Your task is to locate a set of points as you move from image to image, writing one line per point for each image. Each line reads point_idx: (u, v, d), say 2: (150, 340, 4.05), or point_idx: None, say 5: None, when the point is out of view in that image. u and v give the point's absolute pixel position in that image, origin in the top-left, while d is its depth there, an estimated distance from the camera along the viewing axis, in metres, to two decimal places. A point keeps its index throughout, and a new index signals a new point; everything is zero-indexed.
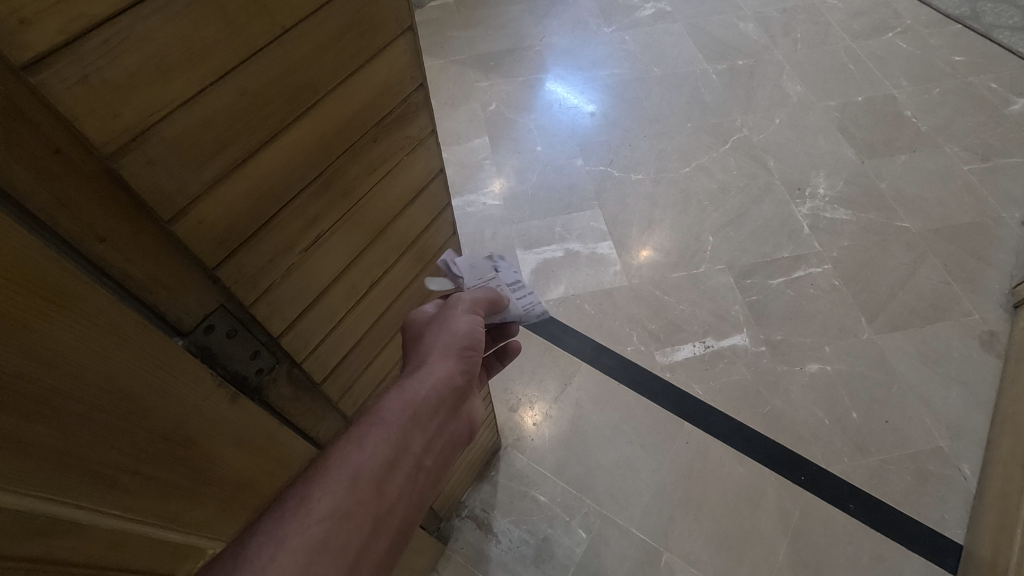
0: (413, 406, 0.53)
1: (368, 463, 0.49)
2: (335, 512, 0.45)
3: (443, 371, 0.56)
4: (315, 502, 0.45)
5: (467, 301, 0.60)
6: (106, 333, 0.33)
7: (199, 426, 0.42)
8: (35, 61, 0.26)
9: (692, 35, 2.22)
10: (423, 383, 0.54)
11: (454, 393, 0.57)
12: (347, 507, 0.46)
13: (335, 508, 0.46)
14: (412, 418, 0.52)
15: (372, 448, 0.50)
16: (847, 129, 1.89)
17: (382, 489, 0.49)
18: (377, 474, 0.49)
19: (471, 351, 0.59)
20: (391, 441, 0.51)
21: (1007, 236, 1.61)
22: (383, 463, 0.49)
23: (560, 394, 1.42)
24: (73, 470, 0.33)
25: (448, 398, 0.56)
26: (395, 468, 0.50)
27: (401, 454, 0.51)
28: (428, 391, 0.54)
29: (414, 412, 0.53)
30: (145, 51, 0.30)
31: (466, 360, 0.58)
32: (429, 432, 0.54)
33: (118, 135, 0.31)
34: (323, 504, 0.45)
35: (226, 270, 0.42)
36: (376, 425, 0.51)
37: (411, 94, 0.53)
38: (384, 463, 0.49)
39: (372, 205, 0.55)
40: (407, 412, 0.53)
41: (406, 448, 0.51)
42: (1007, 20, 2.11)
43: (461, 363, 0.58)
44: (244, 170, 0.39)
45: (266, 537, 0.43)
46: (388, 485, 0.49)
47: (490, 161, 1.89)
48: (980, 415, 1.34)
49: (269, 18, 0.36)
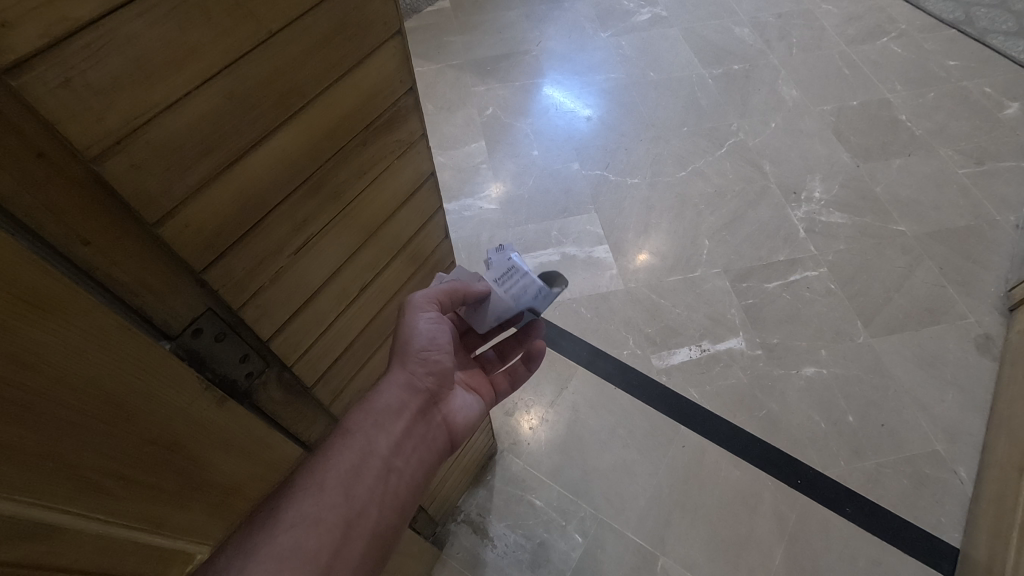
0: (374, 418, 0.61)
1: (335, 470, 0.57)
2: (310, 516, 0.54)
3: (399, 384, 0.63)
4: (289, 512, 0.53)
5: (421, 300, 0.63)
6: (90, 336, 0.33)
7: (186, 430, 0.42)
8: (16, 63, 0.26)
9: (688, 40, 2.23)
10: (383, 396, 0.62)
11: (411, 405, 0.64)
12: (319, 513, 0.54)
13: (308, 513, 0.54)
14: (373, 426, 0.61)
15: (339, 457, 0.58)
16: (842, 133, 1.90)
17: (350, 493, 0.57)
18: (345, 480, 0.58)
19: (425, 363, 0.65)
20: (356, 449, 0.59)
21: (1002, 239, 1.61)
22: (350, 468, 0.58)
23: (556, 398, 1.42)
24: (57, 474, 0.32)
25: (409, 407, 0.64)
26: (361, 474, 0.59)
27: (367, 459, 0.59)
28: (387, 402, 0.62)
29: (376, 423, 0.61)
30: (127, 55, 0.30)
31: (424, 371, 0.65)
32: (393, 439, 0.62)
33: (102, 137, 0.31)
34: (298, 509, 0.54)
35: (214, 274, 0.42)
36: (342, 435, 0.60)
37: (401, 98, 0.53)
38: (351, 468, 0.58)
39: (362, 209, 0.55)
40: (370, 424, 0.60)
41: (370, 454, 0.60)
42: (1002, 25, 2.12)
43: (419, 374, 0.65)
44: (230, 173, 0.39)
45: (247, 547, 0.50)
46: (357, 489, 0.58)
47: (487, 166, 1.89)
48: (976, 418, 1.34)
49: (255, 21, 0.36)
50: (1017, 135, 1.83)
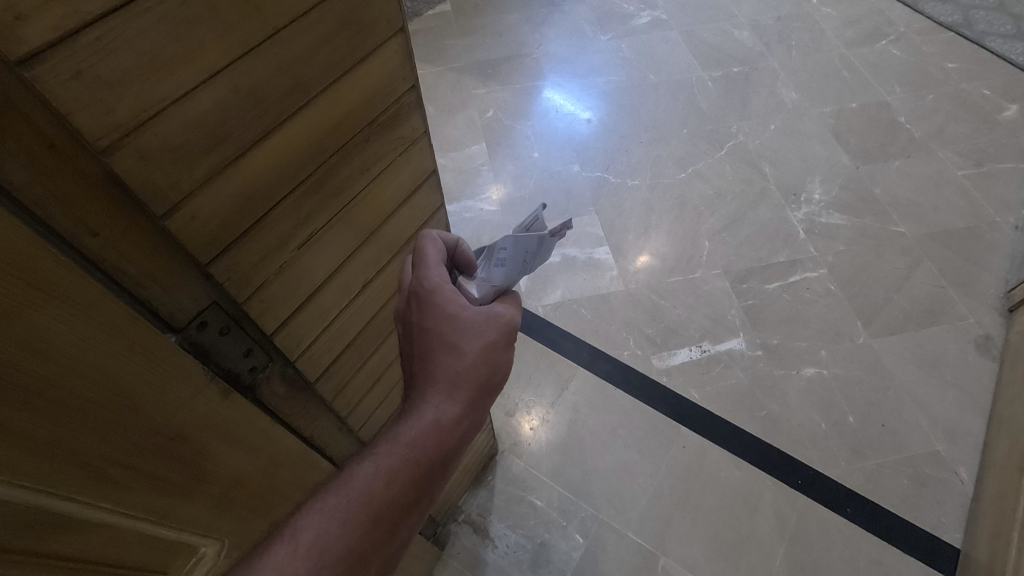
0: (442, 449, 0.52)
1: (388, 502, 0.51)
2: (351, 548, 0.49)
3: (469, 411, 0.54)
4: (333, 539, 0.48)
5: (506, 336, 0.56)
6: (100, 325, 0.33)
7: (191, 422, 0.42)
8: (29, 57, 0.27)
9: (688, 43, 2.24)
10: (453, 425, 0.53)
11: (472, 436, 0.56)
12: (364, 545, 0.49)
13: (350, 547, 0.48)
14: (438, 461, 0.53)
15: (397, 488, 0.51)
16: (842, 135, 1.90)
17: (396, 528, 0.52)
18: (392, 516, 0.51)
19: (495, 391, 0.57)
20: (417, 483, 0.52)
21: (1001, 240, 1.61)
22: (403, 503, 0.51)
23: (557, 399, 1.42)
24: (65, 462, 0.33)
25: (470, 435, 0.55)
26: (412, 508, 0.52)
27: (421, 496, 0.53)
28: (457, 433, 0.53)
29: (440, 456, 0.53)
30: (137, 50, 0.31)
31: (492, 398, 0.57)
32: (447, 472, 0.55)
33: (111, 130, 0.31)
34: (342, 539, 0.48)
35: (219, 267, 0.42)
36: (403, 461, 0.51)
37: (403, 95, 0.53)
38: (404, 503, 0.51)
39: (365, 206, 0.55)
40: (436, 454, 0.52)
41: (425, 493, 0.53)
42: (1000, 28, 2.13)
43: (487, 403, 0.56)
44: (236, 167, 0.40)
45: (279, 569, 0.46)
46: (402, 524, 0.52)
47: (488, 167, 1.90)
48: (975, 418, 1.34)
49: (262, 18, 0.37)
50: (1016, 138, 1.83)
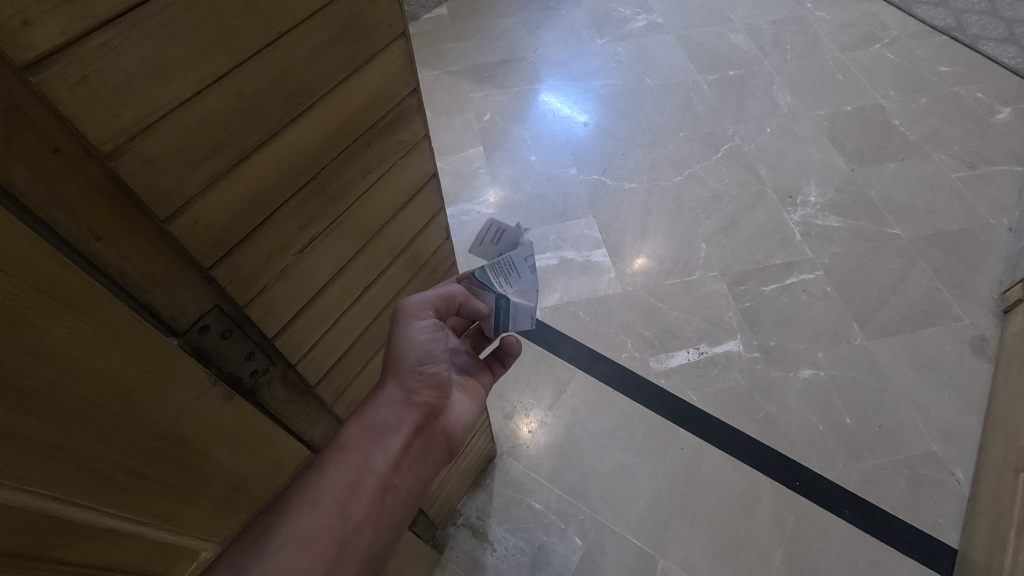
0: (372, 430, 0.58)
1: (330, 485, 0.55)
2: (300, 534, 0.51)
3: (396, 395, 0.61)
4: (280, 529, 0.51)
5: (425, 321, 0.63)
6: (104, 330, 0.33)
7: (193, 426, 0.42)
8: (36, 61, 0.27)
9: (684, 47, 2.26)
10: (378, 409, 0.60)
11: (407, 420, 0.61)
12: (313, 529, 0.52)
13: (298, 532, 0.51)
14: (372, 441, 0.58)
15: (337, 472, 0.55)
16: (838, 138, 1.91)
17: (346, 511, 0.54)
18: (341, 496, 0.55)
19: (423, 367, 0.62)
20: (356, 464, 0.56)
21: (995, 243, 1.63)
22: (346, 485, 0.55)
23: (555, 402, 1.42)
24: (67, 466, 0.33)
25: (406, 419, 0.61)
26: (358, 492, 0.56)
27: (364, 476, 0.56)
28: (383, 413, 0.60)
29: (374, 433, 0.58)
30: (143, 53, 0.31)
31: (422, 381, 0.62)
32: (392, 455, 0.59)
33: (115, 135, 0.31)
34: (291, 527, 0.51)
35: (221, 271, 0.43)
36: (338, 450, 0.57)
37: (404, 99, 0.54)
38: (348, 484, 0.55)
39: (366, 210, 0.55)
40: (369, 436, 0.58)
41: (367, 472, 0.57)
42: (992, 32, 2.15)
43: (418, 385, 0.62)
44: (239, 171, 0.40)
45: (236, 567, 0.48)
46: (352, 508, 0.55)
47: (485, 170, 1.90)
48: (971, 419, 1.35)
49: (266, 22, 0.37)
50: (1009, 140, 1.85)
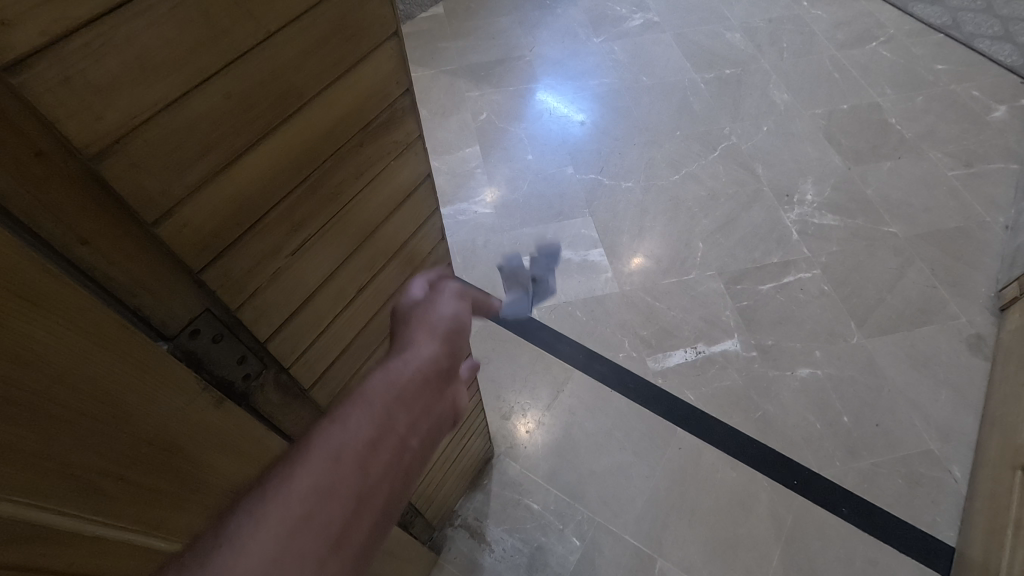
0: (398, 385, 0.42)
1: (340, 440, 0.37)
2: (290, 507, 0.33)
3: (423, 351, 0.46)
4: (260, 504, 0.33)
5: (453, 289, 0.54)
6: (89, 336, 0.33)
7: (182, 432, 0.41)
8: (15, 63, 0.26)
9: (680, 45, 2.25)
10: (405, 365, 0.44)
11: (438, 377, 0.45)
12: (307, 500, 0.34)
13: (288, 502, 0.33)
14: (395, 396, 0.41)
15: (352, 424, 0.38)
16: (834, 137, 1.91)
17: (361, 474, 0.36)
18: (354, 454, 0.37)
19: (455, 336, 0.49)
20: (373, 417, 0.39)
21: (992, 240, 1.63)
22: (362, 441, 0.38)
23: (552, 402, 1.42)
24: (55, 475, 0.32)
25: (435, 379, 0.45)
26: (376, 450, 0.38)
27: (385, 434, 0.39)
28: (410, 368, 0.44)
29: (396, 387, 0.42)
30: (128, 54, 0.30)
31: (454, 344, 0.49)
32: (417, 413, 0.42)
33: (99, 137, 0.31)
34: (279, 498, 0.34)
35: (212, 275, 0.42)
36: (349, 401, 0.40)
37: (397, 99, 0.53)
38: (364, 440, 0.38)
39: (359, 212, 0.55)
40: (390, 391, 0.42)
41: (388, 427, 0.39)
42: (987, 30, 2.15)
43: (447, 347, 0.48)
44: (229, 173, 0.39)
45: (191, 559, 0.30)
46: (368, 473, 0.37)
47: (481, 170, 1.90)
48: (968, 417, 1.35)
49: (254, 22, 0.37)
50: (1005, 138, 1.85)
